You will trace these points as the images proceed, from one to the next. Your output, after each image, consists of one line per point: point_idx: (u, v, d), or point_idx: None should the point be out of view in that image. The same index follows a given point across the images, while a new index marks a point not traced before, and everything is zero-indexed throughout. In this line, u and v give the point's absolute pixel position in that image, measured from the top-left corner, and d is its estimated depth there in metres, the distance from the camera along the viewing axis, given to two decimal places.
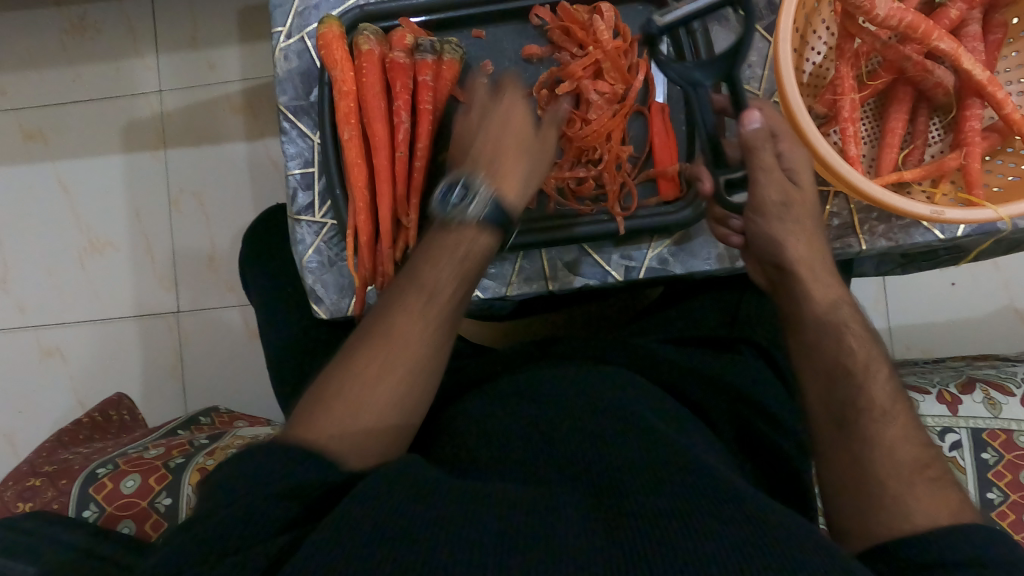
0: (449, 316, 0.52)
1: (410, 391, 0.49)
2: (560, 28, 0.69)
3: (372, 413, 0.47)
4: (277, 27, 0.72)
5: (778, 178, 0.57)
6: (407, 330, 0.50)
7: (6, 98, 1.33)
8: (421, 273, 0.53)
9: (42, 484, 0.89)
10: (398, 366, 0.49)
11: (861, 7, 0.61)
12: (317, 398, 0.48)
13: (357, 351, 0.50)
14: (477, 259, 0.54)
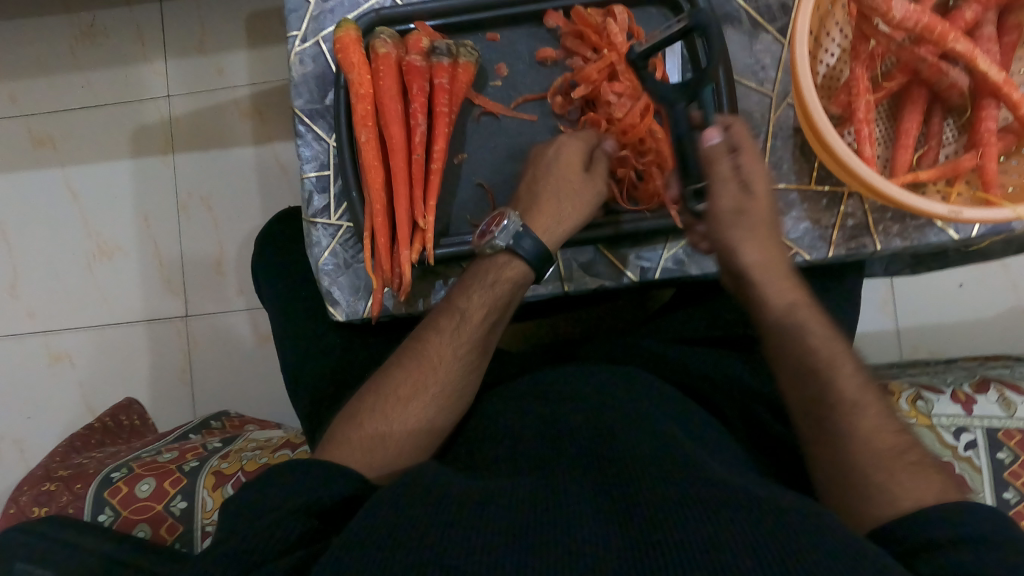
0: (478, 346, 0.60)
1: (437, 411, 0.58)
2: (573, 33, 0.69)
3: (403, 429, 0.56)
4: (292, 32, 0.73)
5: (732, 187, 0.56)
6: (440, 359, 0.59)
7: (15, 105, 1.33)
8: (458, 308, 0.61)
9: (57, 489, 0.90)
10: (428, 385, 0.58)
11: (877, 9, 0.62)
12: (362, 410, 0.57)
13: (393, 371, 0.59)
14: (513, 290, 0.62)
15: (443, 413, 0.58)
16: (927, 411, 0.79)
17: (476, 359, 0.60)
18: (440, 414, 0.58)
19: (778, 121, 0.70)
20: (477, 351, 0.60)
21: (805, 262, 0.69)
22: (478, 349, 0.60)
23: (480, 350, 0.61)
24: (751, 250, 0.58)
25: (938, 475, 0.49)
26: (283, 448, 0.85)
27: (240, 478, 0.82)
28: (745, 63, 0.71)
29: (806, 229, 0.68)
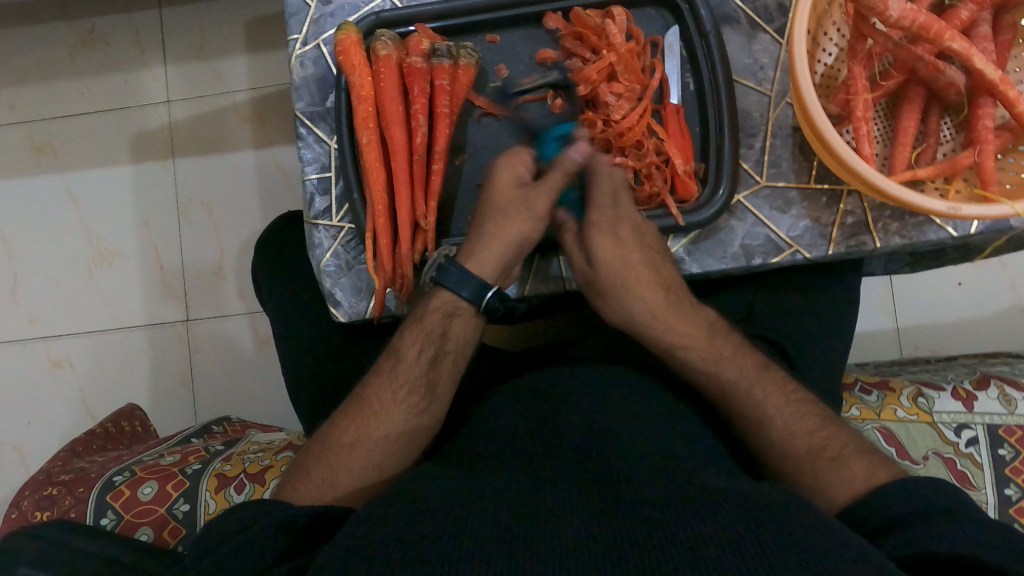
0: (421, 386, 0.61)
1: (384, 454, 0.59)
2: (572, 34, 0.70)
3: (349, 474, 0.58)
4: (293, 35, 0.74)
5: (604, 236, 0.62)
6: (382, 403, 0.60)
7: (15, 112, 1.34)
8: (397, 351, 0.62)
9: (59, 493, 0.89)
10: (370, 431, 0.59)
11: (875, 8, 0.62)
12: (313, 459, 0.60)
13: (340, 417, 0.61)
14: (452, 332, 0.63)
15: (393, 456, 0.59)
16: (928, 408, 0.80)
17: (422, 399, 0.61)
18: (388, 457, 0.59)
19: (777, 120, 0.70)
20: (422, 392, 0.61)
21: (805, 259, 0.69)
22: (423, 389, 0.61)
23: (427, 389, 0.62)
24: (638, 299, 0.62)
25: (859, 459, 0.52)
26: (285, 450, 0.85)
27: (243, 480, 0.82)
28: (744, 63, 0.71)
29: (806, 227, 0.69)
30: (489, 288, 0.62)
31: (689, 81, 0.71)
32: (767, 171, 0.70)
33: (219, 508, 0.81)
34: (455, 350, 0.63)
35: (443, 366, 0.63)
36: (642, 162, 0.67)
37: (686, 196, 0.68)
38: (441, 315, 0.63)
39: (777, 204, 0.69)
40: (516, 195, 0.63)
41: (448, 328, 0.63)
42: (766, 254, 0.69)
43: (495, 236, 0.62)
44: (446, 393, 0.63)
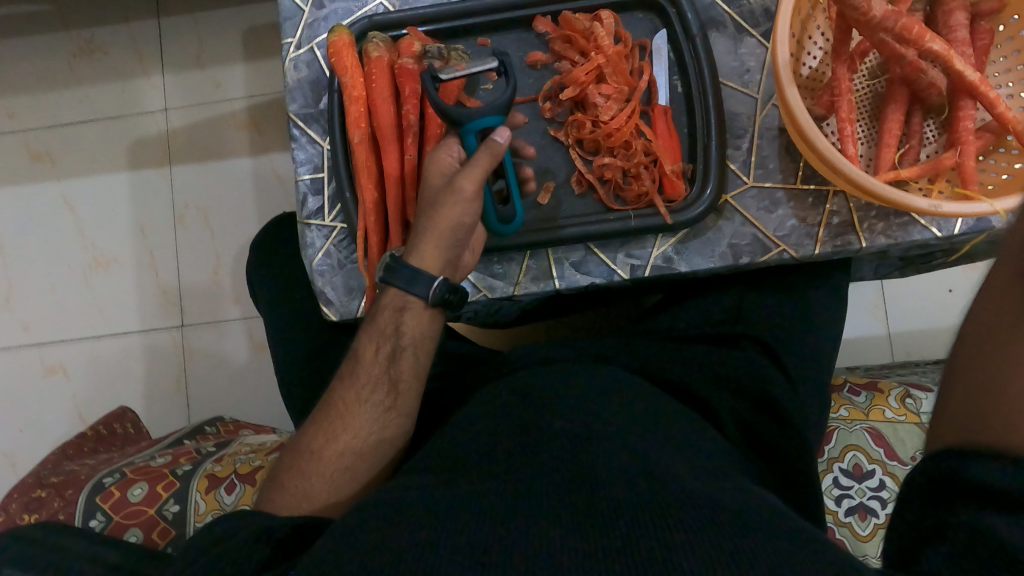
0: (383, 385, 0.62)
1: (354, 456, 0.60)
2: (561, 38, 0.71)
3: (321, 479, 0.60)
4: (287, 38, 0.75)
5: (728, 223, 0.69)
6: (346, 406, 0.62)
7: (14, 120, 1.35)
8: (356, 354, 0.64)
9: (49, 496, 0.90)
10: (337, 438, 0.61)
11: (859, 9, 0.63)
12: (287, 467, 0.62)
13: (311, 425, 0.63)
14: (410, 330, 0.63)
15: (364, 456, 0.61)
16: (916, 409, 0.80)
17: (386, 398, 0.62)
18: (358, 458, 0.60)
19: (762, 122, 0.71)
20: (385, 390, 0.62)
21: (792, 259, 0.70)
22: (386, 387, 0.62)
23: (390, 387, 0.62)
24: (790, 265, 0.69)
25: None
26: (276, 451, 0.85)
27: (233, 481, 0.82)
28: (731, 66, 0.73)
29: (793, 227, 0.69)
30: (436, 279, 0.62)
31: (678, 84, 0.72)
32: (754, 172, 0.71)
33: (209, 508, 0.81)
34: (414, 345, 0.63)
35: (403, 362, 0.63)
36: (630, 162, 0.68)
37: (673, 195, 0.68)
38: (393, 310, 0.63)
39: (763, 204, 0.70)
40: (444, 185, 0.62)
41: (401, 323, 0.63)
42: (753, 254, 0.70)
43: (431, 229, 0.62)
44: (412, 389, 0.63)
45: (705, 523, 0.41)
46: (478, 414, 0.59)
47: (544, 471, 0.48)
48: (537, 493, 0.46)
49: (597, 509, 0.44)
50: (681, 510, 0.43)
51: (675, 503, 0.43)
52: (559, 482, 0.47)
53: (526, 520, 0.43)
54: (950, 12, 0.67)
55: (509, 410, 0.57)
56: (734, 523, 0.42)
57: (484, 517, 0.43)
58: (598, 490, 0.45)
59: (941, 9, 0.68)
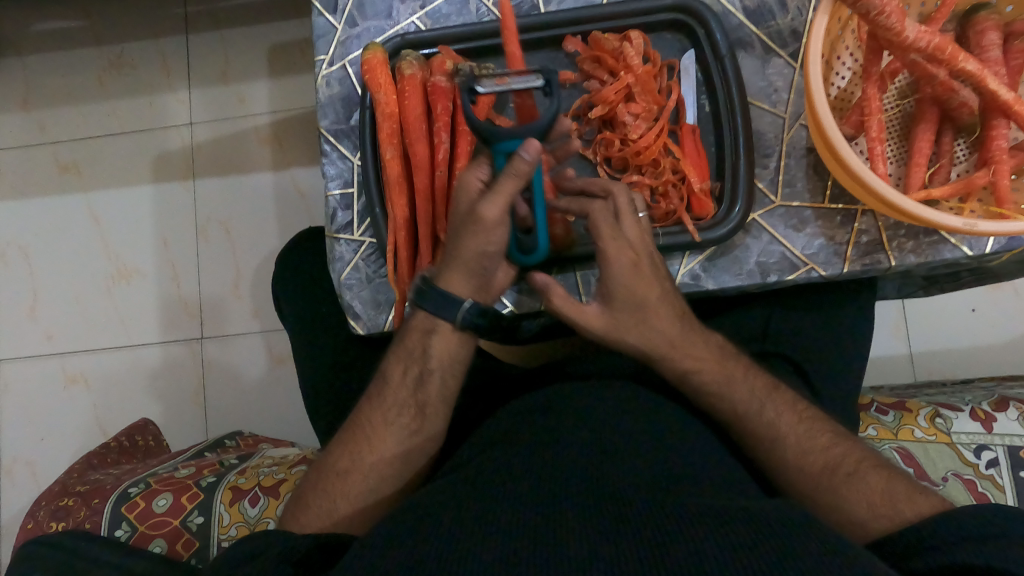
0: (410, 409, 0.62)
1: (380, 478, 0.61)
2: (590, 58, 0.72)
3: (347, 500, 0.60)
4: (320, 56, 0.77)
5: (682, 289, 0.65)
6: (374, 427, 0.62)
7: (43, 132, 1.37)
8: (384, 374, 0.64)
9: (76, 504, 0.90)
10: (363, 459, 0.61)
11: (893, 29, 0.62)
12: (313, 485, 0.62)
13: (337, 444, 0.63)
14: (434, 352, 0.62)
15: (390, 477, 0.61)
16: (946, 428, 0.80)
17: (412, 421, 0.62)
18: (385, 480, 0.61)
19: (790, 141, 0.72)
20: (412, 414, 0.62)
21: (821, 277, 0.70)
22: (413, 410, 0.62)
23: (417, 411, 0.62)
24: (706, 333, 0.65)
25: (876, 475, 0.55)
26: (300, 464, 0.86)
27: (258, 493, 0.82)
28: (758, 86, 0.73)
29: (820, 246, 0.70)
30: (464, 301, 0.60)
31: (704, 104, 0.73)
32: (781, 191, 0.71)
33: (233, 521, 0.81)
34: (443, 368, 0.62)
35: (430, 386, 0.62)
36: (658, 180, 0.69)
37: (701, 213, 0.69)
38: (421, 334, 0.63)
39: (791, 223, 0.70)
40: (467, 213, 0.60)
41: (428, 345, 0.62)
42: (781, 272, 0.70)
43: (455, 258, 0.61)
44: (440, 412, 0.63)
45: (748, 540, 0.41)
46: (507, 430, 0.59)
47: (576, 486, 0.48)
48: (573, 506, 0.46)
49: (635, 522, 0.44)
50: (721, 523, 0.43)
51: (715, 520, 0.43)
52: (597, 497, 0.47)
53: (567, 531, 0.43)
54: (983, 32, 0.68)
55: (536, 425, 0.58)
56: (773, 536, 0.42)
57: (523, 528, 0.44)
58: (631, 505, 0.46)
59: (974, 29, 0.68)
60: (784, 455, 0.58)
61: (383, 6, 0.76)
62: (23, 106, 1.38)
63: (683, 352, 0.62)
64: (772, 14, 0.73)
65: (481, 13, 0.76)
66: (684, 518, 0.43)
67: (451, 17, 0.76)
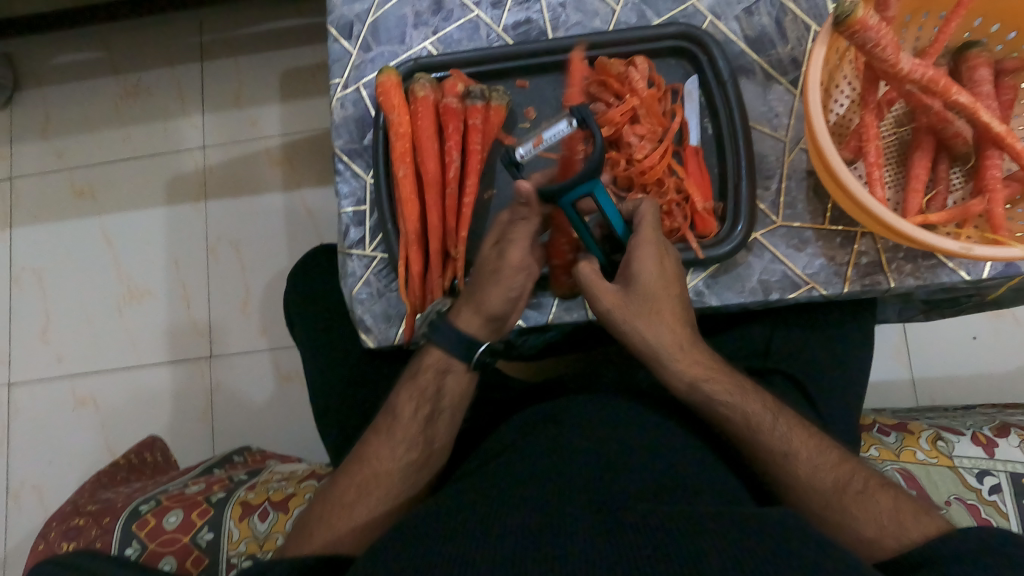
0: (419, 443, 0.62)
1: (386, 512, 0.60)
2: (596, 82, 0.74)
3: (352, 535, 0.58)
4: (335, 79, 0.81)
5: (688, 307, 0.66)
6: (380, 461, 0.61)
7: (60, 159, 1.41)
8: (393, 408, 0.64)
9: (86, 523, 0.91)
10: (369, 493, 0.60)
11: (887, 62, 0.64)
12: (314, 519, 0.60)
13: (340, 478, 0.62)
14: (444, 391, 0.64)
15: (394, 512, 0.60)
16: (948, 452, 0.80)
17: (419, 457, 0.62)
18: (389, 514, 0.60)
19: (791, 164, 0.74)
20: (420, 449, 0.62)
21: (822, 296, 0.71)
22: (422, 446, 0.62)
23: (425, 446, 0.63)
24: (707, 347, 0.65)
25: (886, 496, 0.56)
26: (308, 479, 0.86)
27: (267, 508, 0.83)
28: (760, 111, 0.75)
29: (821, 265, 0.71)
30: (480, 344, 0.64)
31: (708, 127, 0.75)
32: (782, 212, 0.73)
33: (242, 536, 0.81)
34: (453, 406, 0.65)
35: (439, 424, 0.64)
36: (662, 199, 0.71)
37: (704, 232, 0.71)
38: (436, 372, 0.64)
39: (792, 242, 0.72)
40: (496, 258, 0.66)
41: (442, 384, 0.64)
42: (782, 290, 0.72)
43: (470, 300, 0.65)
44: (444, 445, 0.65)
45: (754, 548, 0.42)
46: (514, 441, 0.60)
47: (584, 496, 0.49)
48: (581, 514, 0.47)
49: (640, 526, 0.45)
50: (726, 532, 0.44)
51: (720, 529, 0.44)
52: (604, 507, 0.48)
53: (576, 535, 0.44)
54: (974, 68, 0.71)
55: (544, 437, 0.59)
56: (779, 544, 0.43)
57: (533, 530, 0.45)
58: (637, 512, 0.47)
59: (966, 64, 0.72)
60: (795, 471, 0.58)
61: (396, 32, 0.80)
62: (43, 134, 1.41)
63: (682, 356, 0.62)
64: (772, 43, 0.76)
65: (491, 39, 0.79)
66: (691, 527, 0.44)
67: (461, 43, 0.80)
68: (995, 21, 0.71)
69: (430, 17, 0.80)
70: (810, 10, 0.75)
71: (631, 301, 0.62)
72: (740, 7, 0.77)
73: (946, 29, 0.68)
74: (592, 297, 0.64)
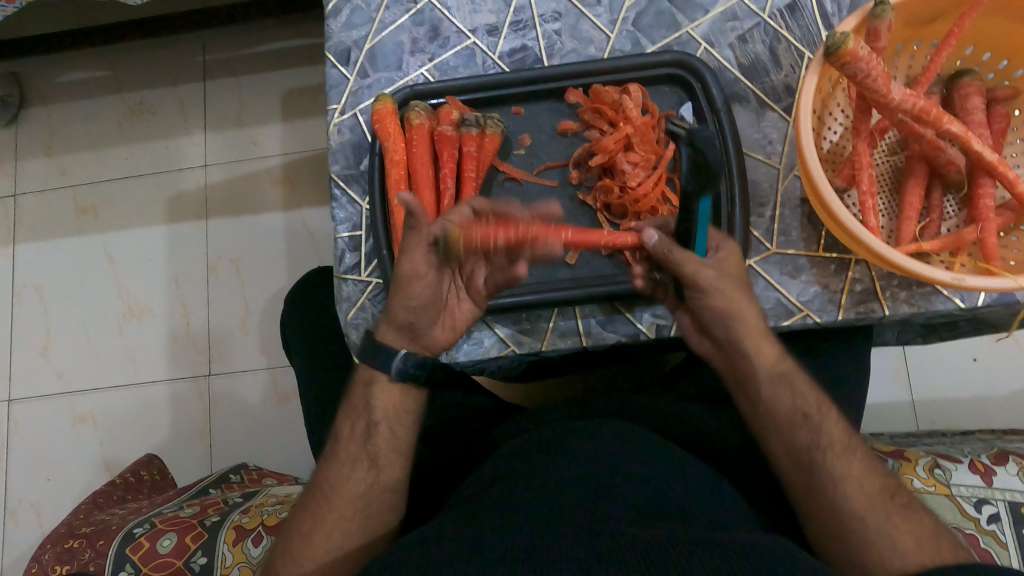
0: (363, 460, 0.61)
1: (343, 534, 0.59)
2: (592, 109, 0.75)
3: (312, 567, 0.57)
4: (333, 105, 0.81)
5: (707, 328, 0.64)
6: (329, 485, 0.61)
7: (64, 176, 1.42)
8: (336, 434, 0.64)
9: (80, 546, 0.91)
10: (325, 522, 0.59)
11: (878, 92, 0.65)
12: (277, 556, 0.59)
13: (297, 513, 0.61)
14: (371, 408, 0.63)
15: (353, 537, 0.59)
16: (945, 480, 0.80)
17: (367, 474, 0.61)
18: (348, 538, 0.59)
19: (785, 191, 0.74)
20: (366, 466, 0.61)
21: (816, 324, 0.71)
22: (367, 462, 0.61)
23: (371, 462, 0.61)
24: None
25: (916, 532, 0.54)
26: None
27: (261, 533, 0.83)
28: (754, 138, 0.76)
29: (815, 293, 0.71)
30: (397, 353, 0.63)
31: None
32: (776, 239, 0.73)
33: (235, 561, 0.81)
34: (388, 418, 0.63)
35: (379, 437, 0.62)
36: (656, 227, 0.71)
37: None
38: (363, 387, 0.64)
39: (786, 269, 0.72)
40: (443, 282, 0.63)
41: (371, 397, 0.63)
42: (776, 318, 0.71)
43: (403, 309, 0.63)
44: (395, 462, 0.62)
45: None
46: (504, 466, 0.60)
47: (565, 515, 0.49)
48: (567, 534, 0.47)
49: (626, 554, 0.44)
50: (710, 559, 0.44)
51: (705, 554, 0.44)
52: (586, 529, 0.48)
53: (560, 563, 0.44)
54: (967, 96, 0.71)
55: (534, 460, 0.58)
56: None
57: (520, 558, 0.44)
58: (625, 540, 0.46)
59: (958, 93, 0.72)
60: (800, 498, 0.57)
61: (393, 59, 0.81)
62: (47, 151, 1.43)
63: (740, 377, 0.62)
64: (766, 71, 0.76)
65: (487, 65, 0.80)
66: (673, 551, 0.45)
67: (458, 69, 0.81)
68: (987, 50, 0.71)
69: (426, 44, 0.81)
70: (803, 37, 0.76)
71: (731, 272, 0.63)
72: (734, 35, 0.77)
73: (937, 58, 0.68)
74: (694, 276, 0.61)
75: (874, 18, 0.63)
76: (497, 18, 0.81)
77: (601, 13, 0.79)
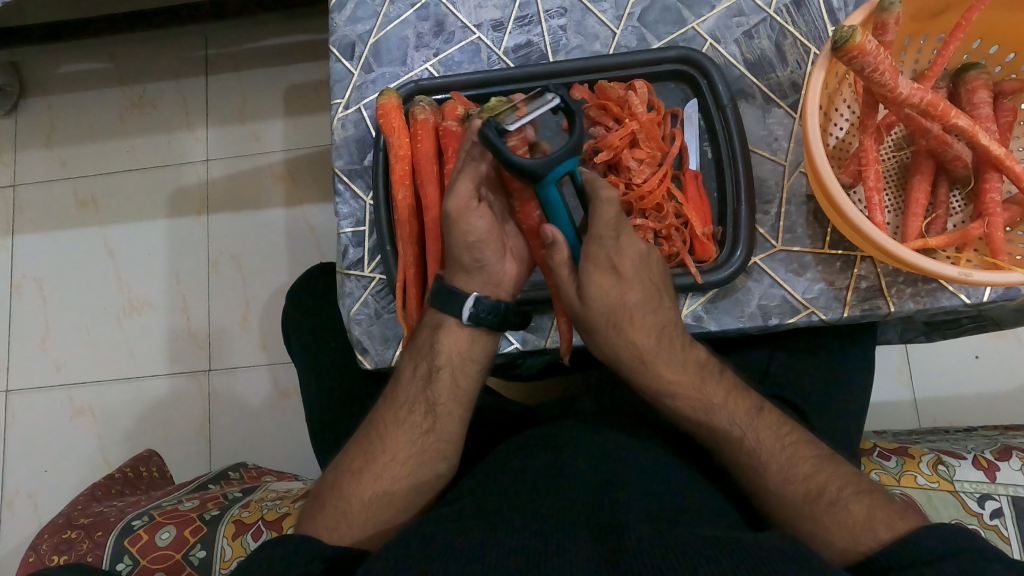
0: (420, 406, 0.61)
1: (391, 479, 0.59)
2: (596, 106, 0.74)
3: (358, 505, 0.59)
4: (337, 100, 0.81)
5: None
6: (386, 427, 0.61)
7: (64, 167, 1.41)
8: (398, 376, 0.64)
9: (78, 537, 0.91)
10: (377, 461, 0.60)
11: (886, 87, 0.64)
12: (327, 488, 0.62)
13: (353, 445, 0.63)
14: (435, 350, 0.62)
15: (401, 482, 0.59)
16: (949, 476, 0.79)
17: (423, 421, 0.61)
18: (398, 483, 0.59)
19: (791, 188, 0.74)
20: (423, 412, 0.61)
21: (821, 321, 0.71)
22: (423, 409, 0.61)
23: (428, 409, 0.61)
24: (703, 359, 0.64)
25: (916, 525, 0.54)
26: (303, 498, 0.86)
27: (260, 527, 0.82)
28: (759, 134, 0.75)
29: (821, 290, 0.71)
30: (467, 298, 0.61)
31: (707, 151, 0.75)
32: (782, 236, 0.73)
33: (234, 555, 0.81)
34: (451, 364, 0.61)
35: (439, 384, 0.61)
36: (662, 224, 0.71)
37: (704, 256, 0.71)
38: (430, 329, 0.63)
39: (792, 267, 0.72)
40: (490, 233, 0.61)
41: (436, 341, 0.62)
42: (782, 315, 0.71)
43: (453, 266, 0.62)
44: (452, 413, 0.62)
45: (725, 558, 0.42)
46: (506, 458, 0.60)
47: (561, 505, 0.49)
48: (559, 523, 0.47)
49: (627, 544, 0.44)
50: (706, 544, 0.43)
51: (697, 539, 0.44)
52: (581, 516, 0.48)
53: (566, 552, 0.43)
54: (973, 91, 0.71)
55: (536, 453, 0.58)
56: (772, 556, 0.42)
57: (523, 547, 0.44)
58: (631, 530, 0.46)
59: (965, 87, 0.71)
60: None
61: (398, 53, 0.81)
62: (46, 142, 1.42)
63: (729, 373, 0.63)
64: (772, 67, 0.76)
65: (492, 61, 0.80)
66: (667, 538, 0.44)
67: (462, 64, 0.80)
68: (994, 44, 0.71)
69: (431, 39, 0.81)
70: (810, 33, 0.76)
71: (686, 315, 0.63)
72: (739, 30, 0.77)
73: (944, 51, 0.68)
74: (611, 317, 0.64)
75: (882, 12, 0.63)
76: (502, 14, 0.81)
77: (607, 8, 0.79)
